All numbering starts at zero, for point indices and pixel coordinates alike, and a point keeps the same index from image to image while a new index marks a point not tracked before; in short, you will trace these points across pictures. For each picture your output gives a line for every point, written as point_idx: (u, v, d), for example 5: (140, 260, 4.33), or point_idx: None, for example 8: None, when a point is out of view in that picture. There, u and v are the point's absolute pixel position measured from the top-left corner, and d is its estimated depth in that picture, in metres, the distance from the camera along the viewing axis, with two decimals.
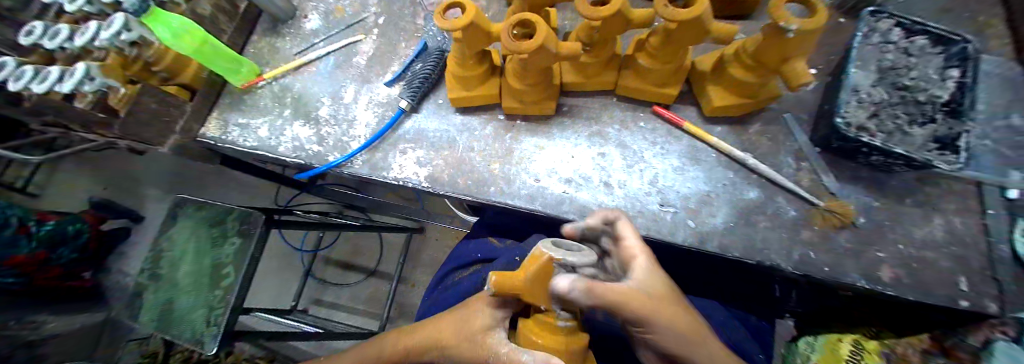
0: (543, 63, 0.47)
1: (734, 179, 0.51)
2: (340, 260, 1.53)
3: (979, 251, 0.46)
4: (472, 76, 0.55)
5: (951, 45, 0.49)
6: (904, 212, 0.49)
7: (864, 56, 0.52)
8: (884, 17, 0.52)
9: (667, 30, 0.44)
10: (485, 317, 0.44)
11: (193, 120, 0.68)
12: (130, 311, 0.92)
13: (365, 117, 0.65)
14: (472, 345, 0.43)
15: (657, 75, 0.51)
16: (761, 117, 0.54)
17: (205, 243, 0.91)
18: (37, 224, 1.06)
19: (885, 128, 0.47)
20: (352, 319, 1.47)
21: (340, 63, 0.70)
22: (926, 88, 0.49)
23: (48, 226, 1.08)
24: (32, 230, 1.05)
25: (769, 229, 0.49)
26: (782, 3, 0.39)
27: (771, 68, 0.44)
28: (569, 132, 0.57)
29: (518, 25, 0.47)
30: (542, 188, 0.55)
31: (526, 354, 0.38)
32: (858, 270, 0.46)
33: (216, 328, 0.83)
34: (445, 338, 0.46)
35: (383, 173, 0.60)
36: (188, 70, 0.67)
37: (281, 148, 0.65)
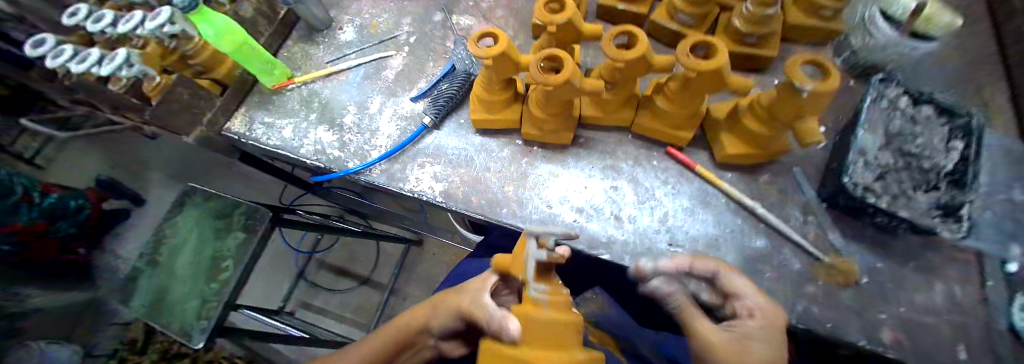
0: (567, 95, 0.49)
1: (742, 226, 0.53)
2: (335, 265, 1.52)
3: (981, 322, 0.46)
4: (497, 100, 0.57)
5: (955, 118, 0.52)
6: (906, 276, 0.50)
7: (872, 118, 0.54)
8: (892, 84, 0.55)
9: (687, 77, 0.47)
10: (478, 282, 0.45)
11: (220, 113, 0.69)
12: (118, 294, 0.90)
13: (387, 128, 0.67)
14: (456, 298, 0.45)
15: (674, 117, 0.53)
16: (771, 168, 0.56)
17: (208, 235, 0.92)
18: (40, 194, 1.00)
19: (891, 191, 0.49)
20: (338, 326, 1.43)
21: (369, 75, 0.73)
22: (931, 156, 0.51)
23: (51, 198, 1.01)
24: (34, 199, 0.99)
25: (773, 279, 0.49)
26: (797, 63, 0.42)
27: (783, 123, 0.46)
28: (584, 163, 0.59)
29: (546, 59, 0.49)
30: (554, 215, 0.56)
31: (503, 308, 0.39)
32: (859, 330, 0.47)
33: (207, 321, 0.82)
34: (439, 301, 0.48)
35: (399, 184, 0.61)
36: (223, 67, 0.69)
37: (302, 149, 0.67)
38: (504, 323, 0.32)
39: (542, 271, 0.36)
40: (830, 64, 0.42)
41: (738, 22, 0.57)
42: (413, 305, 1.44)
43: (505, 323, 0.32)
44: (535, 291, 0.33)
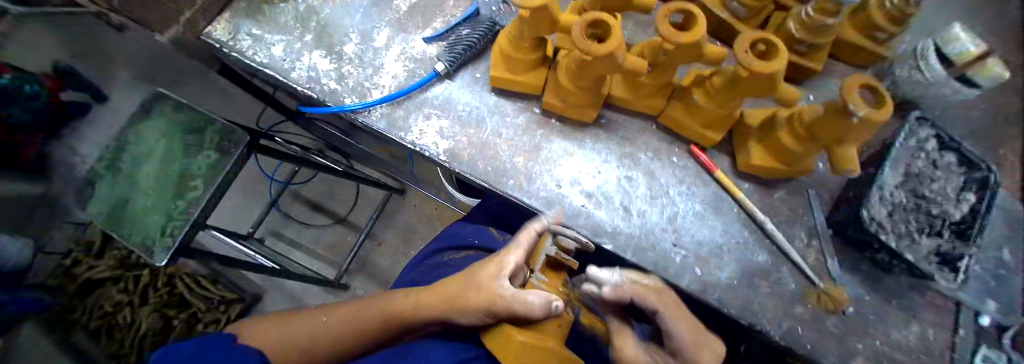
0: (605, 71, 0.45)
1: (748, 239, 0.52)
2: (311, 199, 1.46)
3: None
4: (524, 60, 0.52)
5: (976, 170, 0.52)
6: (888, 312, 0.51)
7: (898, 156, 0.52)
8: (926, 125, 0.54)
9: (735, 77, 0.43)
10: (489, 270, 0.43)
11: (201, 14, 0.59)
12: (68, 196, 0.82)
13: (393, 68, 0.61)
14: (480, 290, 0.42)
15: (708, 115, 0.50)
16: (788, 185, 0.55)
17: (177, 149, 0.84)
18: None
19: (898, 230, 0.49)
20: (309, 261, 1.41)
21: (378, 2, 0.65)
22: (940, 203, 0.51)
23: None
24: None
25: (767, 295, 0.50)
26: (854, 85, 0.39)
27: (820, 143, 0.45)
28: (601, 146, 0.56)
29: (590, 25, 0.44)
30: (561, 195, 0.53)
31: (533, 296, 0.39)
32: (835, 354, 0.48)
33: (172, 240, 0.76)
34: (453, 291, 0.45)
35: (400, 133, 0.56)
36: None
37: (294, 74, 0.60)
38: (550, 302, 0.39)
39: (552, 266, 0.48)
40: (886, 92, 0.40)
41: (792, 25, 0.54)
42: (388, 252, 1.42)
43: (553, 304, 0.39)
44: (537, 280, 0.46)
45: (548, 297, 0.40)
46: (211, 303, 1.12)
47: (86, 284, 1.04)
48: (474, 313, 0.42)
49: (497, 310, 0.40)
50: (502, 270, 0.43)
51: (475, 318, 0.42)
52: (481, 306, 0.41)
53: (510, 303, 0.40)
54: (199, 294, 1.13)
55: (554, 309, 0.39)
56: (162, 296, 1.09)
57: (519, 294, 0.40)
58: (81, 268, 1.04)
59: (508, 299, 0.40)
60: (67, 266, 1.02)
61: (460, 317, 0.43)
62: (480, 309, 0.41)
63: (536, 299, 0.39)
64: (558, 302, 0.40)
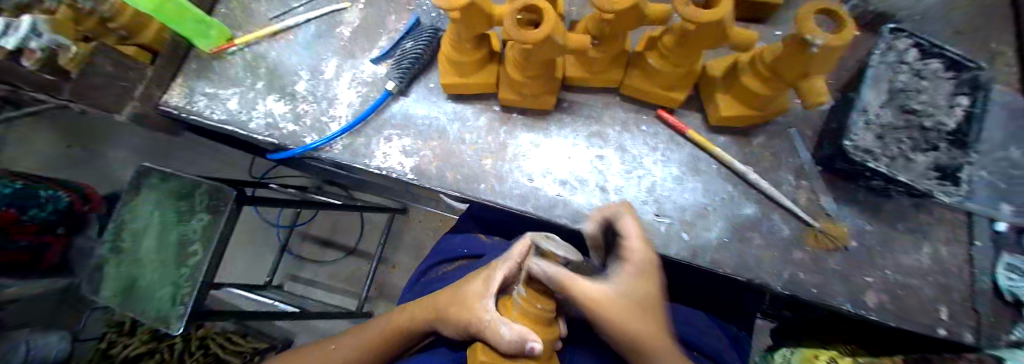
0: (547, 55, 0.43)
1: (732, 192, 0.50)
2: (319, 236, 1.48)
3: (963, 282, 0.47)
4: (468, 62, 0.51)
5: (964, 72, 0.49)
6: (895, 239, 0.49)
7: (877, 75, 0.49)
8: (903, 36, 0.50)
9: (683, 31, 0.41)
10: (476, 284, 0.44)
11: (154, 85, 0.60)
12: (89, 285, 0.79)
13: (347, 96, 0.60)
14: (464, 308, 0.42)
15: (666, 77, 0.48)
16: (765, 130, 0.53)
17: (170, 217, 0.78)
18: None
19: (890, 153, 0.46)
20: (329, 297, 1.43)
21: (322, 33, 0.64)
22: (932, 114, 0.48)
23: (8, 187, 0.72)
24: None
25: (762, 247, 0.48)
26: (809, 13, 0.36)
27: (785, 82, 0.42)
28: (568, 130, 0.55)
29: (523, 10, 0.42)
30: (536, 189, 0.52)
31: (505, 326, 0.37)
32: (845, 294, 0.46)
33: (183, 308, 0.72)
34: (440, 309, 0.45)
35: (365, 160, 0.55)
36: (149, 30, 0.60)
37: (252, 124, 0.59)
38: (524, 341, 0.35)
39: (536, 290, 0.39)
40: (845, 12, 0.37)
41: None
42: (403, 273, 1.43)
43: (527, 343, 0.35)
44: (517, 294, 0.39)
45: (523, 336, 0.35)
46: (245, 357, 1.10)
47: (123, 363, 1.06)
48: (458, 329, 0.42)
49: (475, 331, 0.40)
50: (487, 289, 0.42)
51: (462, 333, 0.42)
52: (463, 323, 0.41)
53: (486, 327, 0.38)
54: (231, 350, 1.12)
55: (529, 351, 0.35)
56: (198, 359, 1.10)
57: (496, 321, 0.38)
58: (116, 348, 1.08)
59: (485, 326, 0.38)
60: (104, 349, 1.07)
61: (444, 328, 0.45)
62: (461, 330, 0.42)
63: (508, 332, 0.36)
64: (536, 343, 0.35)
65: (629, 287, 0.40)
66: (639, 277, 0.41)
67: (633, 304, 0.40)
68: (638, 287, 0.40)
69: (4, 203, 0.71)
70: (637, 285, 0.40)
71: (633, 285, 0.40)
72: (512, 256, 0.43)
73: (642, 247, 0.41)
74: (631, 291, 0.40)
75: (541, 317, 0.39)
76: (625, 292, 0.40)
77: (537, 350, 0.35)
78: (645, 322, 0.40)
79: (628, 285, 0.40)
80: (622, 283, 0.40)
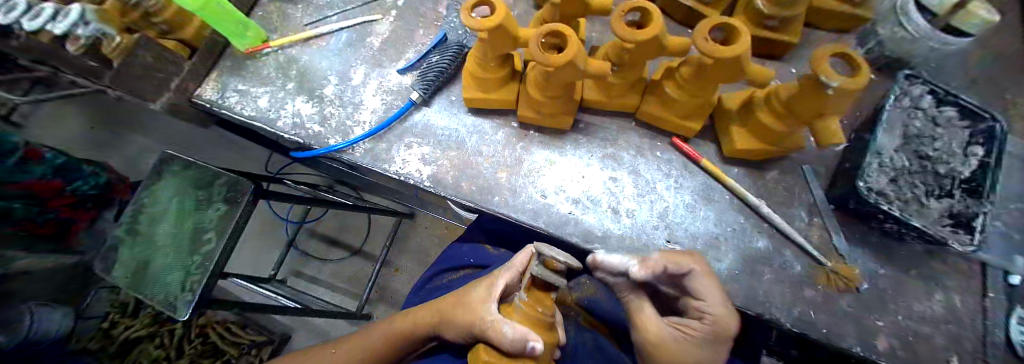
0: (569, 79, 0.44)
1: (744, 224, 0.51)
2: (326, 235, 1.50)
3: (977, 334, 0.46)
4: (491, 78, 0.53)
5: (980, 121, 0.48)
6: (908, 284, 0.48)
7: (892, 118, 0.51)
8: (918, 82, 0.50)
9: (701, 64, 0.42)
10: (480, 288, 0.45)
11: (189, 79, 0.63)
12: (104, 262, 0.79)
13: (372, 103, 0.62)
14: (468, 310, 0.43)
15: (682, 107, 0.49)
16: (779, 164, 0.53)
17: (189, 204, 0.79)
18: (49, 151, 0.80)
19: (903, 196, 0.47)
20: (331, 295, 1.44)
21: (352, 41, 0.67)
22: (947, 161, 0.48)
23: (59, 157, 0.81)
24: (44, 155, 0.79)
25: (772, 281, 0.48)
26: (825, 56, 0.37)
27: (800, 120, 0.43)
28: (583, 150, 0.56)
29: (548, 34, 0.44)
30: (548, 205, 0.53)
31: (506, 326, 0.38)
32: (855, 338, 0.46)
33: (192, 295, 0.72)
34: (445, 311, 0.46)
35: (385, 165, 0.57)
36: (191, 27, 0.64)
37: (280, 122, 0.62)
38: (526, 341, 0.36)
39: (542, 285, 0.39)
40: (859, 56, 0.38)
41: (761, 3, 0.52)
42: (406, 278, 1.44)
43: (527, 342, 0.36)
44: (518, 299, 0.40)
45: (525, 335, 0.36)
46: (243, 348, 1.12)
47: (124, 344, 1.07)
48: (461, 331, 0.43)
49: (478, 332, 0.40)
50: (490, 292, 0.43)
51: (466, 334, 0.43)
52: (467, 324, 0.42)
53: (490, 327, 0.39)
54: (230, 341, 1.13)
55: (529, 350, 0.36)
56: (196, 347, 1.11)
57: (499, 322, 0.39)
58: (118, 328, 1.08)
59: (488, 326, 0.39)
60: (105, 328, 1.08)
61: (448, 331, 0.45)
62: (465, 332, 0.42)
63: (510, 332, 0.37)
64: (537, 343, 0.36)
65: (692, 344, 0.39)
66: (708, 338, 0.39)
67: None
68: (699, 348, 0.39)
69: (50, 174, 0.78)
70: (700, 346, 0.39)
71: (697, 348, 0.39)
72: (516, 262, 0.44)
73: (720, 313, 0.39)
74: (692, 351, 0.39)
75: (542, 321, 0.39)
76: (688, 349, 0.40)
77: (538, 349, 0.35)
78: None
79: (692, 345, 0.40)
80: (686, 336, 0.40)
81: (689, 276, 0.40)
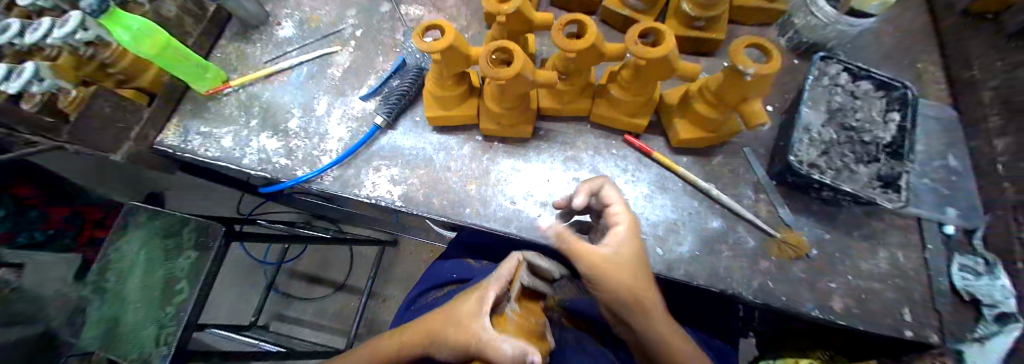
0: (520, 89, 0.47)
1: (699, 208, 0.54)
2: (306, 272, 1.46)
3: (919, 282, 0.50)
4: (449, 96, 0.55)
5: (893, 90, 0.54)
6: (852, 245, 0.52)
7: (815, 96, 0.56)
8: (833, 62, 0.56)
9: (637, 66, 0.46)
10: (470, 303, 0.41)
11: (149, 127, 0.63)
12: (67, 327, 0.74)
13: (337, 131, 0.63)
14: (458, 328, 0.39)
15: (628, 105, 0.53)
16: (724, 149, 0.58)
17: (157, 255, 0.77)
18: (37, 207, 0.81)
19: (834, 166, 0.51)
20: (316, 335, 1.40)
21: (314, 74, 0.69)
22: (871, 129, 0.53)
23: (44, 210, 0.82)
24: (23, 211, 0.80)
25: (731, 258, 0.51)
26: (741, 47, 0.42)
27: (730, 106, 0.47)
28: (545, 155, 0.59)
29: (496, 51, 0.47)
30: (517, 210, 0.55)
31: (505, 341, 0.36)
32: (811, 300, 0.49)
33: (167, 348, 0.69)
34: (433, 328, 0.42)
35: (355, 190, 0.58)
36: (148, 74, 0.64)
37: (246, 160, 0.62)
38: (526, 354, 0.35)
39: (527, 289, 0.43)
40: (772, 46, 0.42)
41: (687, 5, 0.57)
42: (394, 306, 1.41)
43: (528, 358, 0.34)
44: (510, 311, 0.41)
45: (524, 349, 0.35)
46: None
47: None
48: (453, 352, 0.40)
49: (476, 354, 0.37)
50: (480, 307, 0.40)
51: (459, 354, 0.39)
52: (458, 343, 0.39)
53: (487, 346, 0.36)
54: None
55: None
56: None
57: (496, 338, 0.37)
58: None
59: (487, 345, 0.36)
60: None
61: (439, 352, 0.42)
62: (457, 353, 0.39)
63: (512, 345, 0.35)
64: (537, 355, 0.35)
65: (621, 251, 0.41)
66: (630, 236, 0.41)
67: (630, 262, 0.40)
68: (630, 246, 0.41)
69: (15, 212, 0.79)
70: (627, 248, 0.41)
71: (628, 244, 0.41)
72: (502, 272, 0.42)
73: (626, 215, 0.42)
74: (625, 250, 0.41)
75: (535, 331, 0.41)
76: (622, 251, 0.40)
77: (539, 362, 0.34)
78: (640, 281, 0.40)
79: (624, 245, 0.41)
80: (611, 249, 0.41)
81: (600, 190, 0.45)
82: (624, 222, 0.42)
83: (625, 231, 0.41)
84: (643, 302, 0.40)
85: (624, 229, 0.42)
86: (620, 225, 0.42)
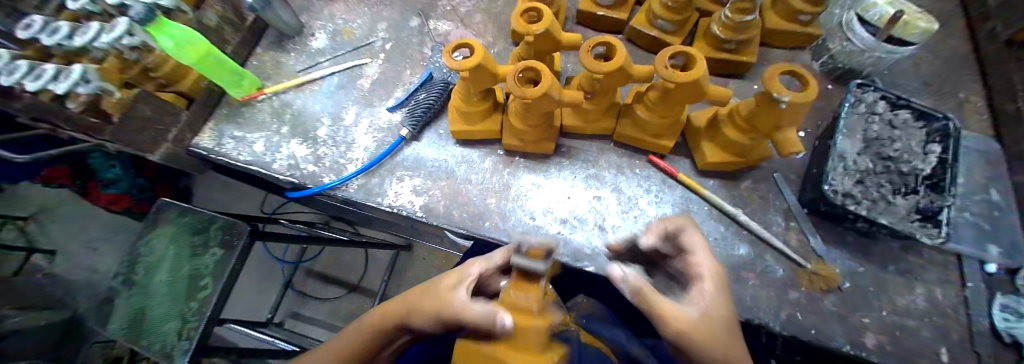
0: (546, 108, 0.47)
1: (725, 233, 0.53)
2: (322, 272, 1.49)
3: (961, 323, 0.47)
4: (474, 112, 0.56)
5: (933, 121, 0.52)
6: (888, 279, 0.50)
7: (851, 124, 0.54)
8: (869, 90, 0.54)
9: (665, 89, 0.46)
10: (450, 280, 0.42)
11: (186, 129, 0.67)
12: (100, 315, 0.78)
13: (364, 141, 0.65)
14: (434, 297, 0.40)
15: (654, 126, 0.52)
16: (752, 174, 0.56)
17: (185, 251, 0.80)
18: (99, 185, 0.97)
19: (870, 196, 0.49)
20: (329, 335, 1.42)
21: (344, 84, 0.71)
22: (909, 160, 0.51)
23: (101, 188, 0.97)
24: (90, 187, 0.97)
25: (757, 287, 0.50)
26: (776, 76, 0.41)
27: (761, 133, 0.46)
28: (567, 172, 0.59)
29: (524, 70, 0.48)
30: (538, 227, 0.55)
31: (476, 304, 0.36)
32: (841, 335, 0.47)
33: (189, 343, 0.71)
34: (409, 301, 0.42)
35: (378, 199, 0.59)
36: (187, 80, 0.67)
37: (275, 165, 0.64)
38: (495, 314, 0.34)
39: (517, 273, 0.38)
40: (808, 74, 0.42)
41: (716, 28, 0.57)
42: None
43: (497, 318, 0.33)
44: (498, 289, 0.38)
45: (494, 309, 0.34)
46: None
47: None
48: (430, 320, 0.39)
49: (450, 319, 0.37)
50: (460, 281, 0.41)
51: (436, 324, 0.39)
52: (435, 313, 0.39)
53: (462, 310, 0.36)
54: None
55: (499, 327, 0.33)
56: None
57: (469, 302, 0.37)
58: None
59: (462, 310, 0.36)
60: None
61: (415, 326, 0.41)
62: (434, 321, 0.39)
63: (484, 307, 0.35)
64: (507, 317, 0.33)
65: (708, 307, 0.35)
66: (721, 298, 0.36)
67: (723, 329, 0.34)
68: (722, 308, 0.36)
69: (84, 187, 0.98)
70: (714, 304, 0.36)
71: (717, 303, 0.36)
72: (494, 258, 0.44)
73: (713, 267, 0.38)
74: (718, 313, 0.35)
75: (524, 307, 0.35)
76: (712, 311, 0.35)
77: (508, 323, 0.33)
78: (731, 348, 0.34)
79: (715, 307, 0.35)
80: (700, 305, 0.35)
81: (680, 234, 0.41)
82: (706, 276, 0.38)
83: (715, 290, 0.36)
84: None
85: (712, 285, 0.37)
86: (705, 280, 0.37)
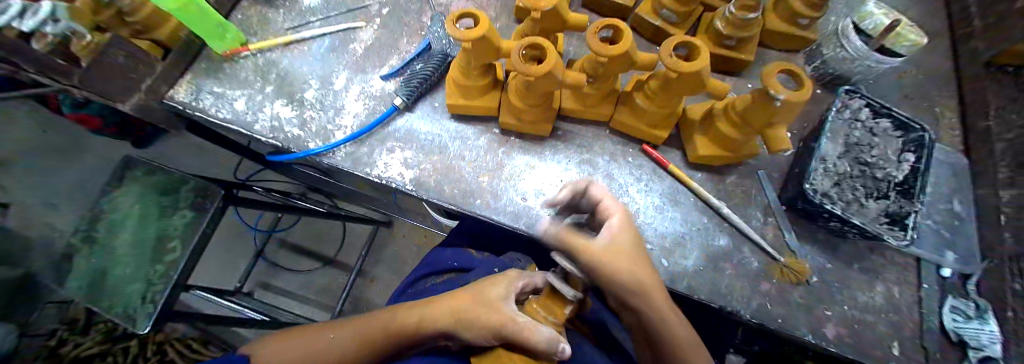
0: (548, 88, 0.47)
1: (707, 224, 0.55)
2: (297, 243, 1.45)
3: (912, 320, 0.51)
4: (473, 86, 0.55)
5: (911, 132, 0.55)
6: (851, 276, 0.53)
7: (835, 128, 0.56)
8: (857, 96, 0.56)
9: (667, 77, 0.46)
10: (502, 288, 0.44)
11: (161, 81, 0.61)
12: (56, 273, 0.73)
13: (354, 107, 0.63)
14: (491, 310, 0.41)
15: (651, 116, 0.53)
16: (738, 170, 0.58)
17: (153, 212, 0.75)
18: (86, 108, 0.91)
19: (845, 198, 0.52)
20: (302, 307, 1.40)
21: (335, 47, 0.68)
22: (884, 166, 0.54)
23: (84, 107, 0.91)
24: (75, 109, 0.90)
25: (733, 276, 0.52)
26: (773, 72, 0.42)
27: (753, 129, 0.48)
28: (561, 155, 0.59)
29: (528, 46, 0.47)
30: (529, 207, 0.55)
31: (539, 326, 0.38)
32: (806, 326, 0.50)
33: (156, 307, 0.69)
34: (462, 306, 0.44)
35: (366, 168, 0.58)
36: (164, 28, 0.62)
37: (257, 125, 0.61)
38: (557, 341, 0.37)
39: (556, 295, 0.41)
40: (804, 74, 0.43)
41: (719, 23, 0.58)
42: (382, 287, 1.41)
43: (559, 345, 0.37)
44: (540, 306, 0.42)
45: (556, 337, 0.37)
46: None
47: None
48: (484, 330, 0.41)
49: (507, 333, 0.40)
50: (510, 293, 0.44)
51: (487, 333, 0.41)
52: (490, 325, 0.41)
53: (522, 330, 0.38)
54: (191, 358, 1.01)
55: (559, 353, 0.37)
56: None
57: (529, 322, 0.39)
58: (67, 347, 0.94)
59: (520, 330, 0.38)
60: (52, 347, 0.93)
61: (467, 331, 0.43)
62: (487, 332, 0.41)
63: (547, 331, 0.37)
64: (566, 344, 0.37)
65: (620, 238, 0.40)
66: (627, 229, 0.41)
67: (627, 253, 0.40)
68: (627, 236, 0.41)
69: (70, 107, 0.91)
70: (625, 236, 0.41)
71: (626, 234, 0.41)
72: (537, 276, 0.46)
73: (619, 207, 0.42)
74: (623, 243, 0.40)
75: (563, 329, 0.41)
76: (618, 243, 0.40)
77: (568, 352, 0.37)
78: (645, 271, 0.40)
79: (623, 235, 0.41)
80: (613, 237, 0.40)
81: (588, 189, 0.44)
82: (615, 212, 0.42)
83: (620, 222, 0.41)
84: (650, 288, 0.40)
85: (619, 220, 0.41)
86: (617, 218, 0.42)
